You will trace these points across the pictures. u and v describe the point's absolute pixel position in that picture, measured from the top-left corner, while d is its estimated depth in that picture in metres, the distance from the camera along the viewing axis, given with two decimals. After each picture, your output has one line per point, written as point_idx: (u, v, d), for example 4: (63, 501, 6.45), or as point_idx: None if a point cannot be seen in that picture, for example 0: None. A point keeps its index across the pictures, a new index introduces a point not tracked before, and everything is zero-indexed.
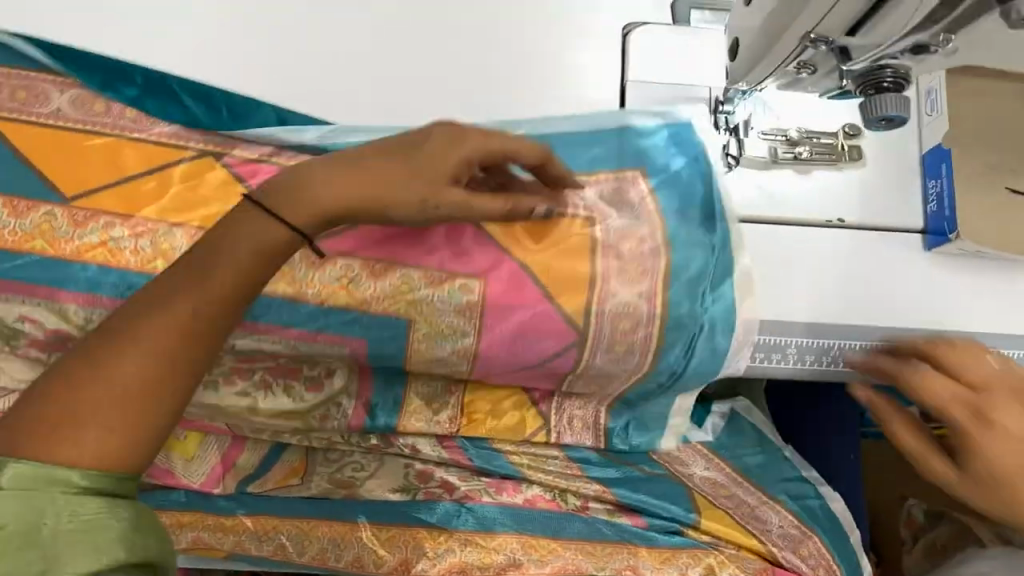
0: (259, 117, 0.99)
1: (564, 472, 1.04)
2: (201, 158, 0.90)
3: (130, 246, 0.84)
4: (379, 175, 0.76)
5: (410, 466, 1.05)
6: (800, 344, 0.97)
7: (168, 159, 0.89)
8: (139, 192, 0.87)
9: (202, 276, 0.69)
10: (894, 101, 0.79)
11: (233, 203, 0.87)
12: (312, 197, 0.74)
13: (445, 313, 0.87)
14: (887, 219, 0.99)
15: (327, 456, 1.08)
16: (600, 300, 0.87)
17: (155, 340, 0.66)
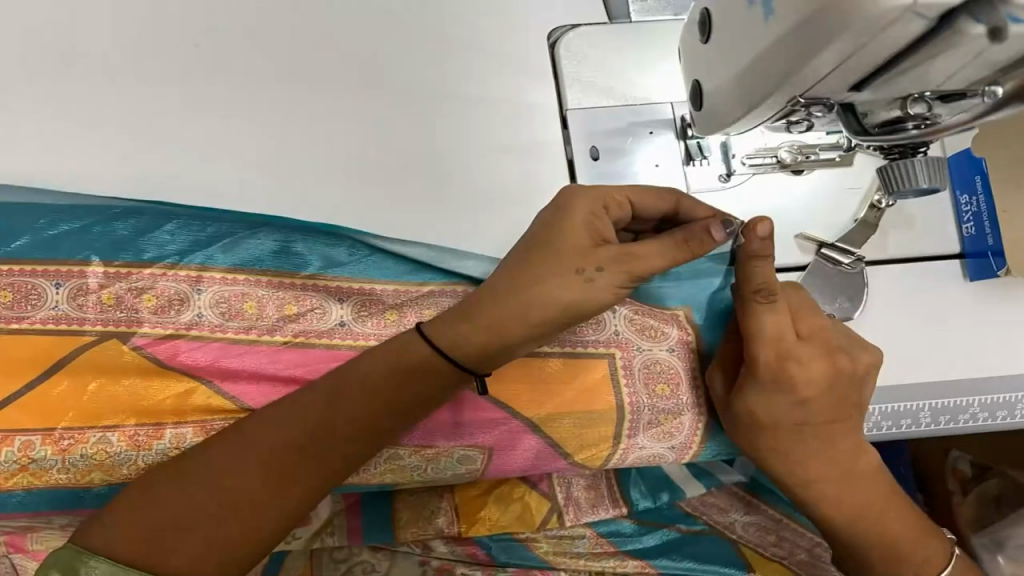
0: (65, 232, 0.60)
1: (595, 552, 0.92)
2: (102, 341, 0.59)
3: (52, 464, 0.58)
4: (333, 416, 0.54)
5: (428, 563, 0.91)
6: (933, 404, 0.68)
7: (66, 352, 0.58)
8: (49, 400, 0.58)
9: (333, 390, 0.55)
10: (924, 165, 0.44)
11: (70, 393, 0.58)
12: (275, 432, 0.54)
13: (443, 469, 0.66)
14: (926, 246, 0.68)
15: (335, 558, 0.92)
16: (634, 447, 0.66)
17: (262, 467, 0.53)
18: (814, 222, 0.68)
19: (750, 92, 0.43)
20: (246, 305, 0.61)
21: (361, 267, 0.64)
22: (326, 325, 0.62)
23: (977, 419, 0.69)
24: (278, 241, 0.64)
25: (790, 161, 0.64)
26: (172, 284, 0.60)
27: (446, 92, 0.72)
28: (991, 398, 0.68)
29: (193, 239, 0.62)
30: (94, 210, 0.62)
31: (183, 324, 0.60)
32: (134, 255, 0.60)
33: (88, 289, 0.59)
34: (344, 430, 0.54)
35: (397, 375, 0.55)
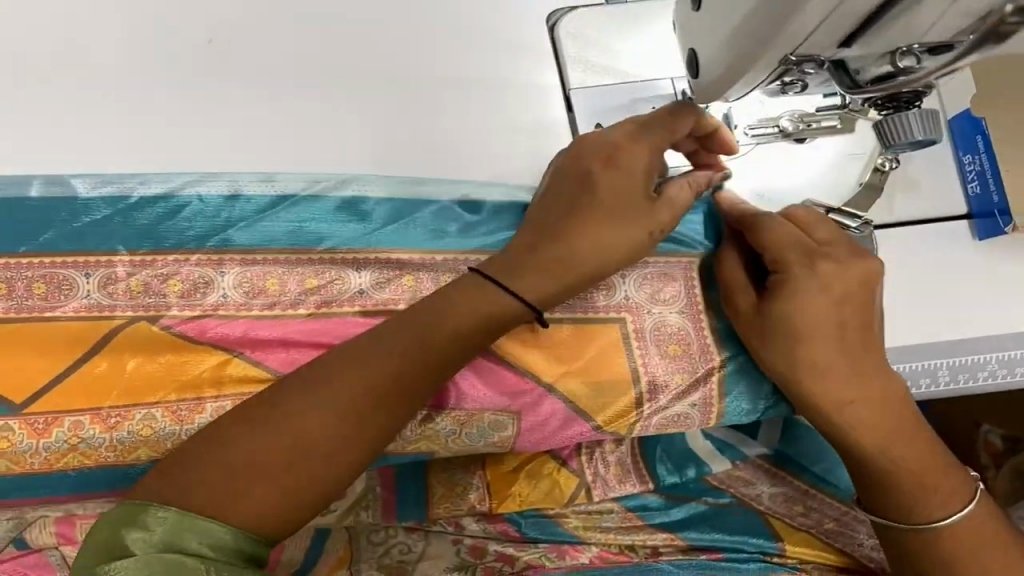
0: (92, 225, 0.63)
1: (623, 527, 0.93)
2: (133, 323, 0.62)
3: (101, 444, 0.61)
4: (390, 362, 0.57)
5: (461, 542, 0.93)
6: (951, 363, 0.68)
7: (102, 335, 0.61)
8: (92, 380, 0.61)
9: (398, 341, 0.57)
10: (920, 119, 0.45)
11: (109, 377, 0.61)
12: (338, 379, 0.55)
13: (473, 440, 0.67)
14: (934, 208, 0.68)
15: (372, 541, 0.94)
16: (658, 406, 0.67)
17: (331, 417, 0.54)
18: (821, 190, 0.69)
19: (740, 57, 0.44)
20: (268, 282, 0.64)
21: (376, 236, 0.66)
22: (348, 293, 0.64)
23: (993, 376, 0.70)
24: (288, 220, 0.66)
25: (792, 129, 0.66)
26: (195, 268, 0.63)
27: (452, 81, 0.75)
28: (1007, 355, 0.68)
29: (212, 224, 0.65)
30: (111, 200, 0.64)
31: (210, 305, 0.63)
32: (157, 246, 0.64)
33: (116, 277, 0.62)
34: (404, 375, 0.57)
35: (447, 324, 0.58)
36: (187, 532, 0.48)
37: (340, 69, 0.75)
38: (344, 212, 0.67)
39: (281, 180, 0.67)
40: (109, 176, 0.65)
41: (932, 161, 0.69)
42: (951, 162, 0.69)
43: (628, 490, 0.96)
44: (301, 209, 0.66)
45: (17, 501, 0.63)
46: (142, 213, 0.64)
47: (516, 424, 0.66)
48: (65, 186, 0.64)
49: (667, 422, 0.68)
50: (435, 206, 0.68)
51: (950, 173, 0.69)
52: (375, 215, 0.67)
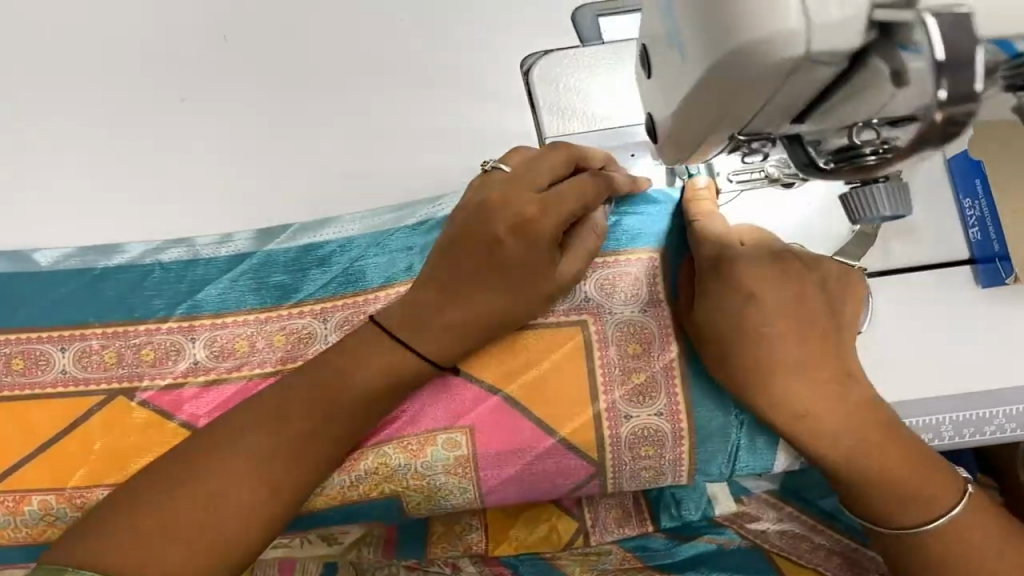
0: (67, 300, 0.65)
1: (621, 567, 0.88)
2: (111, 400, 0.62)
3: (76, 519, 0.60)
4: (336, 396, 0.57)
5: None
6: (954, 418, 0.63)
7: (78, 413, 0.62)
8: (60, 459, 0.61)
9: (344, 375, 0.57)
10: (889, 195, 0.45)
11: (77, 456, 0.61)
12: (283, 415, 0.56)
13: (424, 474, 0.61)
14: (933, 254, 0.65)
15: None
16: (619, 418, 0.61)
17: (247, 471, 0.54)
18: (808, 238, 0.66)
19: (688, 131, 0.43)
20: (237, 344, 0.63)
21: (341, 288, 0.65)
22: (313, 347, 0.63)
23: (1004, 431, 0.64)
24: (250, 279, 0.66)
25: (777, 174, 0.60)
26: (166, 336, 0.63)
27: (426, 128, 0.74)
28: (1019, 409, 0.63)
29: (178, 291, 0.65)
30: (82, 274, 0.66)
31: (181, 373, 0.63)
32: (126, 318, 0.64)
33: (90, 350, 0.63)
34: (346, 407, 0.57)
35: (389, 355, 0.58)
36: None
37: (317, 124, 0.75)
38: (309, 263, 0.66)
39: (237, 239, 0.68)
40: (71, 250, 0.68)
41: (930, 205, 0.66)
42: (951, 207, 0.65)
43: (628, 533, 0.91)
44: (259, 267, 0.66)
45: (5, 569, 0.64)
46: (113, 283, 0.65)
47: (468, 443, 0.60)
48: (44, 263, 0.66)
49: (636, 437, 0.61)
50: (404, 226, 0.67)
51: (950, 217, 0.65)
52: (336, 261, 0.66)
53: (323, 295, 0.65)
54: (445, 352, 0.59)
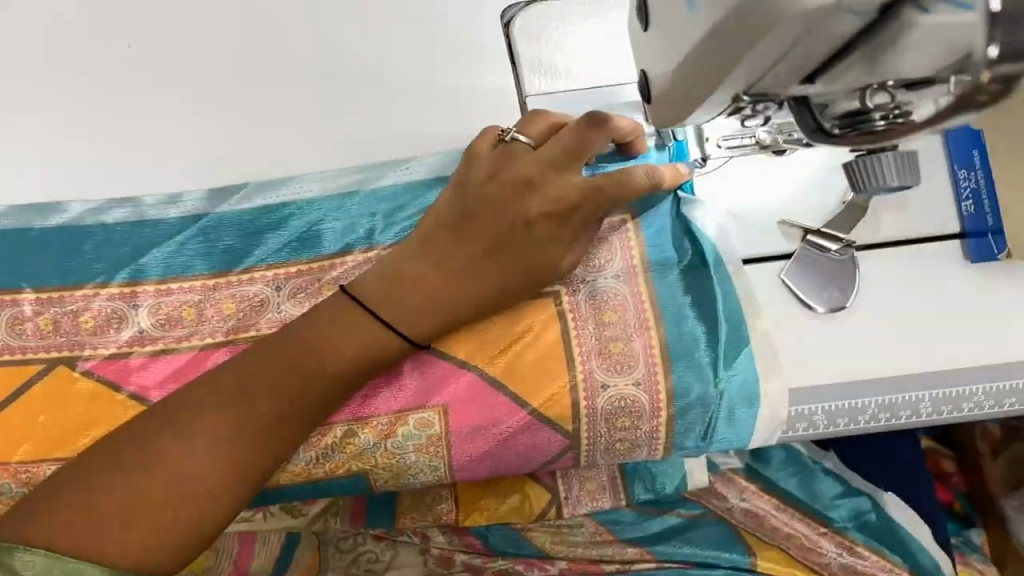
0: (1, 263, 0.60)
1: (593, 541, 0.87)
2: (52, 369, 0.57)
3: (22, 495, 0.57)
4: (306, 372, 0.53)
5: (428, 552, 0.90)
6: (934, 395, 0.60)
7: (16, 383, 0.57)
8: (3, 431, 0.57)
9: (314, 352, 0.53)
10: (895, 162, 0.48)
11: (23, 426, 0.57)
12: (247, 394, 0.52)
13: (389, 454, 0.58)
14: (923, 225, 0.62)
15: (340, 549, 0.91)
16: (596, 389, 0.57)
17: (206, 449, 0.50)
18: (794, 209, 0.62)
19: (688, 91, 0.39)
20: (185, 312, 0.59)
21: (298, 253, 0.61)
22: (268, 315, 0.59)
23: (983, 409, 0.61)
24: (199, 243, 0.61)
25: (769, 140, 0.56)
26: (107, 303, 0.59)
27: (391, 78, 0.68)
28: (997, 386, 0.60)
29: (120, 255, 0.60)
30: (15, 234, 0.61)
31: (125, 342, 0.58)
32: (67, 284, 0.59)
33: (23, 317, 0.58)
34: (317, 384, 0.53)
35: (358, 329, 0.54)
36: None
37: (269, 71, 0.68)
38: (261, 223, 0.62)
39: (187, 199, 0.63)
40: (6, 210, 0.62)
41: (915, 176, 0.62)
42: (944, 177, 0.62)
43: (602, 506, 0.87)
44: (208, 230, 0.61)
45: None
46: (52, 245, 0.60)
47: (440, 421, 0.57)
48: None
49: (613, 408, 0.57)
50: (365, 191, 0.62)
51: (942, 188, 0.62)
52: (292, 224, 0.61)
53: (277, 260, 0.60)
54: (415, 325, 0.55)
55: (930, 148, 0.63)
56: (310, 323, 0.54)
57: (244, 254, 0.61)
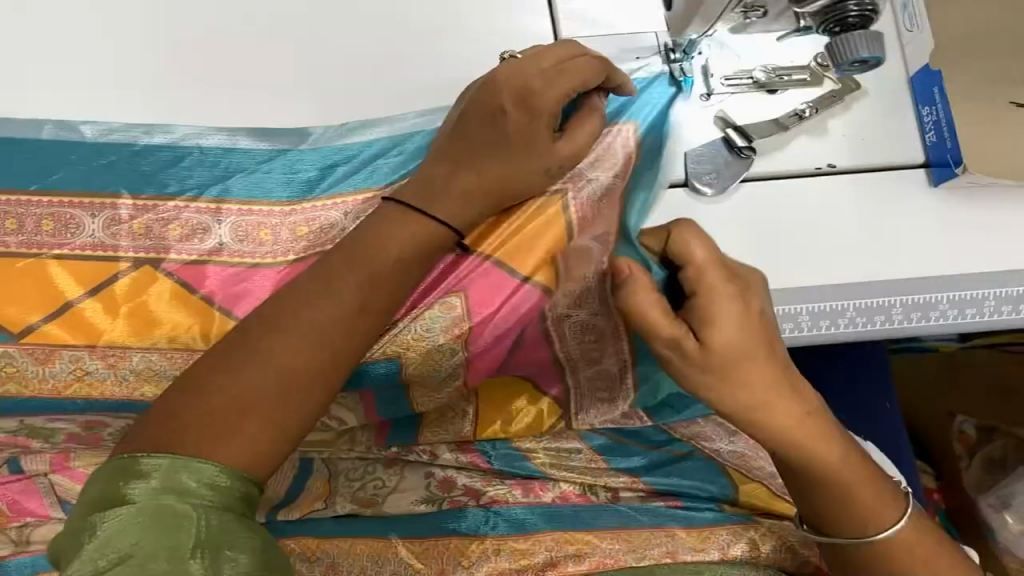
0: (103, 168, 0.69)
1: (589, 466, 0.99)
2: (139, 267, 0.68)
3: (106, 376, 0.68)
4: (367, 290, 0.62)
5: (432, 476, 0.98)
6: (859, 305, 0.76)
7: (105, 278, 0.68)
8: (84, 320, 0.67)
9: (370, 274, 0.62)
10: None
11: (111, 314, 0.67)
12: (315, 312, 0.60)
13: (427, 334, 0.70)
14: (874, 160, 0.78)
15: (349, 477, 0.99)
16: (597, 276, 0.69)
17: (292, 340, 0.59)
18: (767, 157, 0.77)
19: None
20: (261, 232, 0.69)
21: (361, 180, 0.70)
22: (333, 233, 0.69)
23: (909, 321, 0.76)
24: (282, 173, 0.71)
25: (764, 80, 0.78)
26: (194, 215, 0.69)
27: (437, 29, 0.78)
28: (912, 299, 0.76)
29: (208, 175, 0.70)
30: (118, 147, 0.70)
31: (207, 249, 0.69)
32: (158, 195, 0.69)
33: (119, 219, 0.68)
34: (375, 299, 0.62)
35: (405, 240, 0.63)
36: (182, 472, 0.52)
37: (331, 12, 0.77)
38: (327, 157, 0.72)
39: (273, 135, 0.73)
40: (115, 124, 0.72)
41: (856, 133, 0.79)
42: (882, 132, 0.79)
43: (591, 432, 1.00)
44: (290, 161, 0.71)
45: (37, 415, 0.71)
46: (146, 160, 0.70)
47: (465, 304, 0.69)
48: (76, 132, 0.71)
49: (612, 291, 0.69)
50: (423, 132, 0.72)
51: (910, 123, 0.79)
52: (355, 155, 0.72)
53: (347, 188, 0.70)
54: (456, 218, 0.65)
55: (898, 91, 0.80)
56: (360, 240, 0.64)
57: (315, 181, 0.71)
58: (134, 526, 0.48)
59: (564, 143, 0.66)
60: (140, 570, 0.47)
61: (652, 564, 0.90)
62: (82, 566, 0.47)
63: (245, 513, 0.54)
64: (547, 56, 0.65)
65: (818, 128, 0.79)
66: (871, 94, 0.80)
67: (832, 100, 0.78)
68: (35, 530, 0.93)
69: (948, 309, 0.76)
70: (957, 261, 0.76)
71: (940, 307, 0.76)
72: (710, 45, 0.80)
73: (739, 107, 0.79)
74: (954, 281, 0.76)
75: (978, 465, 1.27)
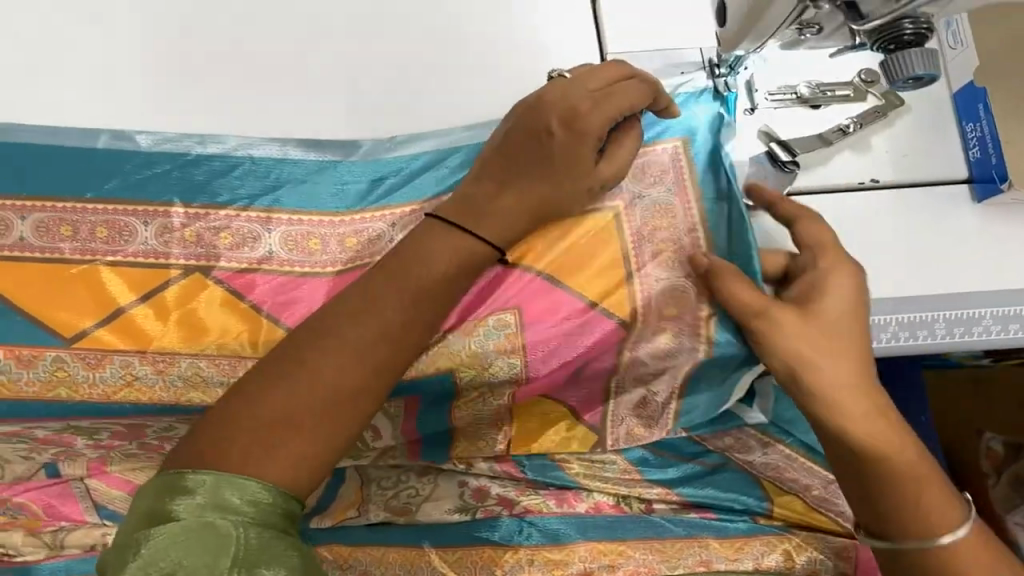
0: (156, 176, 0.71)
1: (621, 477, 0.97)
2: (189, 275, 0.69)
3: (155, 382, 0.70)
4: (407, 308, 0.63)
5: (465, 485, 0.96)
6: (903, 320, 0.76)
7: (157, 284, 0.69)
8: (134, 326, 0.69)
9: (409, 292, 0.63)
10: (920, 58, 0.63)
11: (162, 320, 0.69)
12: (356, 328, 0.61)
13: (480, 344, 0.70)
14: (915, 176, 0.78)
15: (382, 486, 0.99)
16: (652, 286, 0.70)
17: (337, 358, 0.60)
18: (808, 171, 0.78)
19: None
20: (310, 242, 0.71)
21: (409, 191, 0.72)
22: (381, 245, 0.70)
23: (951, 335, 0.76)
24: (332, 184, 0.72)
25: (808, 95, 0.78)
26: (245, 224, 0.70)
27: (482, 41, 0.79)
28: (956, 315, 0.76)
29: (258, 184, 0.72)
30: (170, 157, 0.72)
31: (257, 257, 0.70)
32: (209, 204, 0.71)
33: (172, 227, 0.70)
34: (415, 317, 0.63)
35: (442, 256, 0.64)
36: (225, 490, 0.53)
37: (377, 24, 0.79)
38: (376, 169, 0.73)
39: (324, 146, 0.75)
40: (170, 134, 0.73)
41: (897, 147, 0.79)
42: (925, 145, 0.79)
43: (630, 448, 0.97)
44: (340, 172, 0.73)
45: (86, 416, 0.72)
46: (197, 168, 0.72)
47: (517, 321, 0.70)
48: (128, 142, 0.72)
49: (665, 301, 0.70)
50: (470, 145, 0.73)
51: (955, 138, 0.79)
52: (403, 167, 0.73)
53: (396, 200, 0.72)
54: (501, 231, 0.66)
55: (943, 107, 0.80)
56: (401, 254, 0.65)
57: (363, 192, 0.72)
58: (177, 542, 0.49)
59: (605, 164, 0.67)
60: None
61: (685, 573, 0.91)
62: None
63: (285, 532, 0.54)
64: (596, 77, 0.65)
65: (862, 143, 0.79)
66: (914, 110, 0.80)
67: (875, 116, 0.77)
68: (69, 534, 0.93)
69: (991, 326, 0.76)
70: (1005, 278, 0.75)
71: (983, 322, 0.76)
72: (755, 60, 0.80)
73: (779, 118, 0.79)
74: (999, 298, 0.75)
75: (1005, 483, 1.26)
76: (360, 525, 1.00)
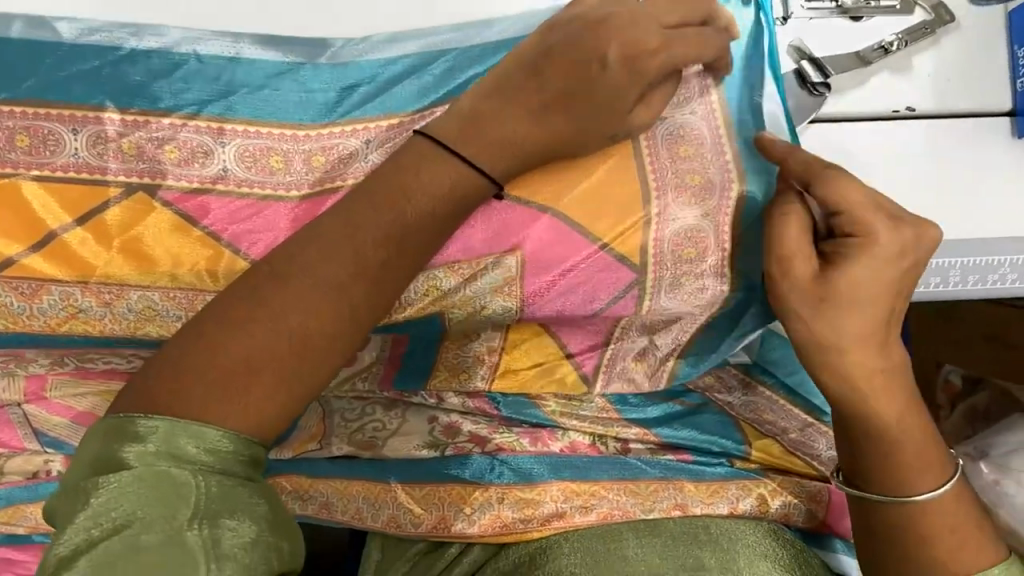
0: (85, 72, 0.60)
1: (600, 416, 0.91)
2: (132, 194, 0.60)
3: (103, 315, 0.63)
4: (392, 243, 0.55)
5: (436, 421, 0.90)
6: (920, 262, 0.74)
7: (94, 204, 0.60)
8: (73, 252, 0.60)
9: (397, 227, 0.56)
10: None
11: (104, 245, 0.60)
12: (335, 264, 0.53)
13: (477, 284, 0.65)
14: (958, 104, 0.73)
15: (346, 419, 0.92)
16: (667, 219, 0.64)
17: (311, 296, 0.52)
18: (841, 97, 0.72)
19: None
20: (272, 160, 0.62)
21: (387, 104, 0.63)
22: (354, 167, 0.62)
23: (964, 282, 0.75)
24: (297, 92, 0.62)
25: (850, 5, 0.71)
26: (194, 135, 0.61)
27: None
28: (975, 262, 0.74)
29: (208, 89, 0.61)
30: (100, 51, 0.60)
31: (210, 176, 0.61)
32: (150, 110, 0.60)
33: (107, 136, 0.59)
34: (403, 253, 0.56)
35: (432, 185, 0.57)
36: (182, 436, 0.46)
37: None
38: (347, 75, 0.63)
39: (283, 44, 0.64)
40: (96, 23, 0.62)
41: (936, 76, 0.73)
42: (965, 74, 0.73)
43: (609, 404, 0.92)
44: (305, 76, 0.63)
45: (30, 345, 0.66)
46: (131, 64, 0.61)
47: (518, 263, 0.64)
48: (48, 30, 0.60)
49: (682, 240, 0.65)
50: (451, 52, 0.64)
51: (1001, 63, 0.73)
52: (378, 75, 0.64)
53: (371, 112, 0.63)
54: (493, 157, 0.58)
55: (989, 32, 0.73)
56: (391, 180, 0.57)
57: (332, 101, 0.63)
58: (128, 493, 0.43)
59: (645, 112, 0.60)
60: (134, 543, 0.42)
61: (660, 517, 0.86)
62: (73, 535, 0.43)
63: (250, 476, 0.48)
64: (671, 10, 0.58)
65: (901, 63, 0.72)
66: (964, 29, 0.73)
67: (921, 34, 0.71)
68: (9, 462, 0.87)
69: (1009, 274, 0.74)
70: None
71: (1001, 270, 0.74)
72: None
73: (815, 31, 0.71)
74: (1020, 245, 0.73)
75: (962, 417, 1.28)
76: (320, 457, 0.92)
